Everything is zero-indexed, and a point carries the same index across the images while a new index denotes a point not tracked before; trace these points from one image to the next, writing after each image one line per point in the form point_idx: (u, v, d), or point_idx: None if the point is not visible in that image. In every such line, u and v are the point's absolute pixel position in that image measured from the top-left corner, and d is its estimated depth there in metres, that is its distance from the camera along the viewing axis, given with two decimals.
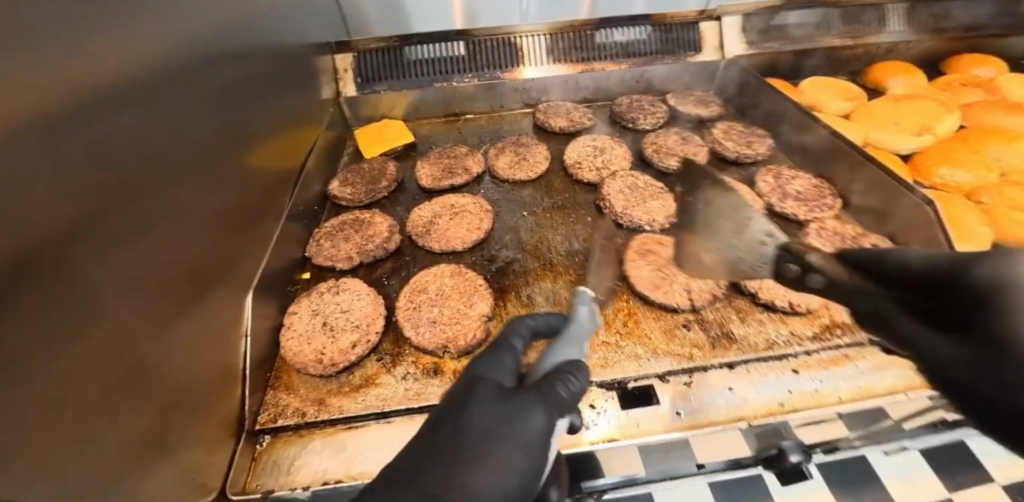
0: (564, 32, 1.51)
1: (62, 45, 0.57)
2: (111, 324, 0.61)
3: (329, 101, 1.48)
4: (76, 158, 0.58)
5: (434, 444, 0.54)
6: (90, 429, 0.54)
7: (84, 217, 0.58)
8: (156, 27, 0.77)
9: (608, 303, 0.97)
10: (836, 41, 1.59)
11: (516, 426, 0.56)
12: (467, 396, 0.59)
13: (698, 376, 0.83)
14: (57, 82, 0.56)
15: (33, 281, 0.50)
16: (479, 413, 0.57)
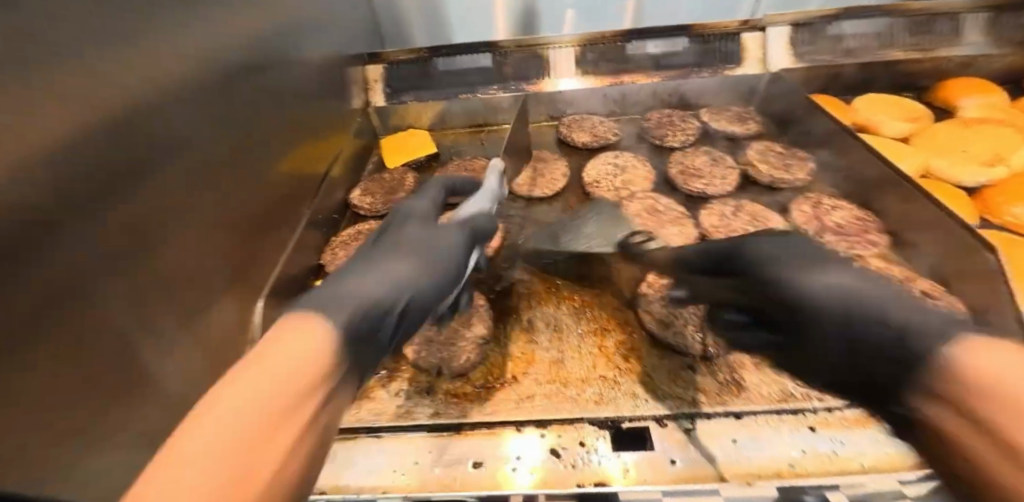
0: (593, 43, 1.46)
1: (103, 70, 0.62)
2: (123, 332, 0.65)
3: (358, 111, 1.53)
4: (111, 176, 0.63)
5: (375, 252, 0.69)
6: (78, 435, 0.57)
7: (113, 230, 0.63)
8: (191, 44, 0.82)
9: (609, 334, 0.93)
10: (900, 53, 1.43)
11: (434, 237, 0.73)
12: (386, 231, 0.75)
13: (699, 423, 0.76)
14: (98, 107, 0.61)
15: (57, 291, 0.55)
16: (401, 229, 0.74)
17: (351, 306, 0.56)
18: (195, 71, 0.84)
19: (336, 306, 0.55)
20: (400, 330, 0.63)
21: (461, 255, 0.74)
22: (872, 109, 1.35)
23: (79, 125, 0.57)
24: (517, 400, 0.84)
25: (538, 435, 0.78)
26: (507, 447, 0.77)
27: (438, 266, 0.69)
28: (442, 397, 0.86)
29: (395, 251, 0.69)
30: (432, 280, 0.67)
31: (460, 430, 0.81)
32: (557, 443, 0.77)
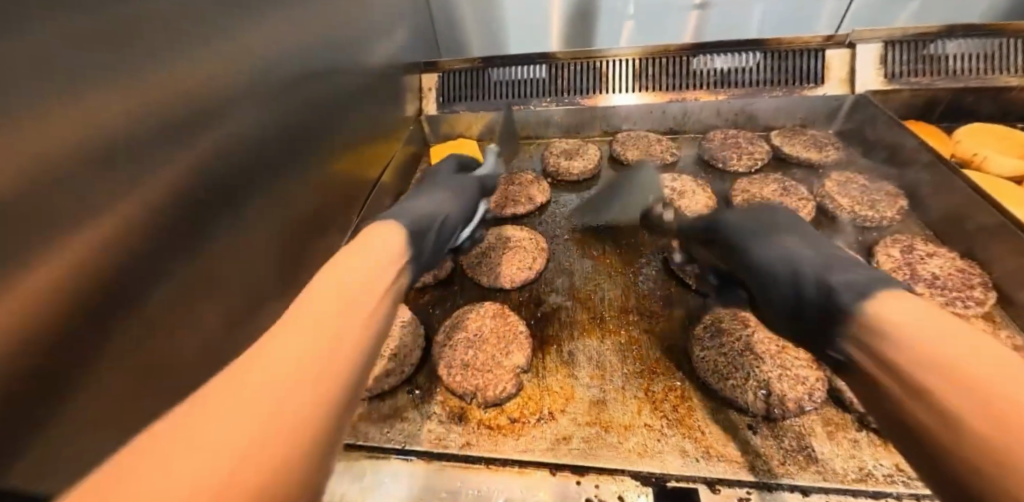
0: (655, 56, 1.39)
1: (147, 74, 0.63)
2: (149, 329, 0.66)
3: (411, 119, 1.54)
4: (145, 177, 0.64)
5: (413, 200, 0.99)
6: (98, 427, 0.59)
7: (140, 230, 0.63)
8: (247, 51, 0.84)
9: (657, 378, 0.86)
10: (1014, 79, 1.25)
11: (462, 181, 1.08)
12: (428, 179, 1.10)
13: (758, 494, 0.68)
14: (137, 108, 0.62)
15: (83, 284, 0.56)
16: (437, 179, 1.08)
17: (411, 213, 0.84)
18: (250, 77, 0.85)
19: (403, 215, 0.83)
20: (443, 238, 0.91)
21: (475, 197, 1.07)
22: (980, 141, 1.19)
23: (112, 130, 0.58)
24: (553, 441, 0.79)
25: (574, 482, 0.73)
26: (541, 491, 0.72)
27: (466, 202, 1.02)
28: (476, 426, 0.83)
29: (437, 186, 1.04)
30: (460, 207, 0.99)
31: (492, 464, 0.77)
32: (594, 494, 0.71)
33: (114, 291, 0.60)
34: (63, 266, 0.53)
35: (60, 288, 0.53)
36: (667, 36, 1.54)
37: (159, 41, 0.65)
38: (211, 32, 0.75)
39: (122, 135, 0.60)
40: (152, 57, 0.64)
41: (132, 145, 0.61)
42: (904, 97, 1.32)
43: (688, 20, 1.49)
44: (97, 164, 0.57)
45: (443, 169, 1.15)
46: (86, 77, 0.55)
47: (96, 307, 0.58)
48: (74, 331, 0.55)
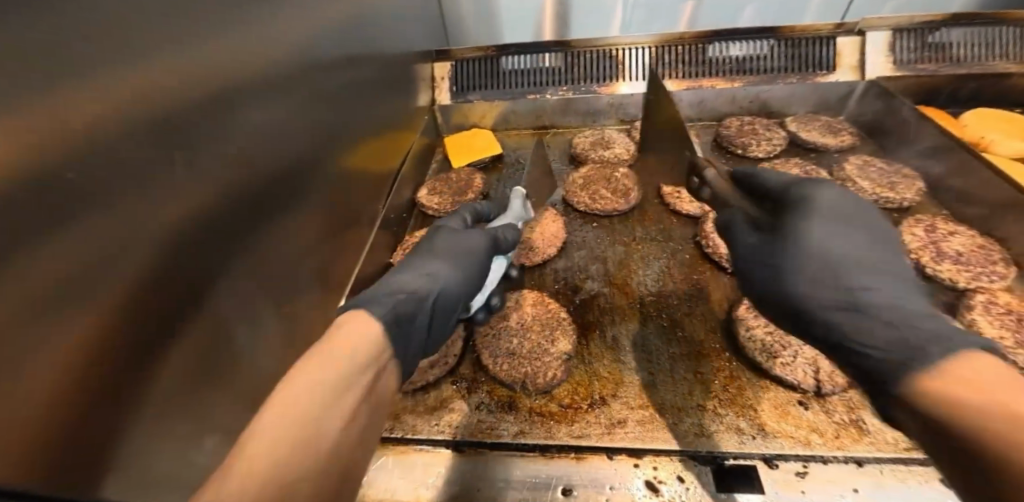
0: (672, 44, 1.39)
1: (177, 49, 0.57)
2: (205, 323, 0.62)
3: (424, 108, 1.49)
4: (189, 161, 0.59)
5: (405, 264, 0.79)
6: (161, 425, 0.56)
7: (188, 219, 0.59)
8: (273, 34, 0.79)
9: (704, 360, 0.87)
10: (1012, 66, 1.30)
11: (464, 238, 0.85)
12: (427, 238, 0.88)
13: (814, 467, 0.70)
14: (179, 87, 0.57)
15: (132, 272, 0.50)
16: (434, 241, 0.85)
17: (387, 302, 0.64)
18: (280, 62, 0.80)
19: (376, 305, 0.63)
20: (433, 328, 0.73)
21: (482, 260, 0.85)
22: (988, 125, 1.24)
23: (152, 105, 0.53)
24: (608, 425, 0.79)
25: (631, 465, 0.73)
26: (600, 474, 0.72)
27: (469, 269, 0.80)
28: (527, 415, 0.82)
29: (431, 254, 0.81)
30: (450, 275, 0.77)
31: (547, 452, 0.76)
32: (654, 476, 0.71)
33: (169, 281, 0.56)
34: (121, 254, 0.49)
35: (119, 282, 0.49)
36: (665, 25, 1.48)
37: (199, 24, 0.61)
38: (242, 14, 0.70)
39: (164, 117, 0.55)
40: (193, 33, 0.60)
41: (178, 131, 0.57)
42: (913, 82, 1.36)
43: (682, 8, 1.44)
44: (143, 139, 0.52)
45: (448, 224, 0.93)
46: (137, 60, 0.51)
47: (155, 299, 0.54)
48: (138, 324, 0.51)
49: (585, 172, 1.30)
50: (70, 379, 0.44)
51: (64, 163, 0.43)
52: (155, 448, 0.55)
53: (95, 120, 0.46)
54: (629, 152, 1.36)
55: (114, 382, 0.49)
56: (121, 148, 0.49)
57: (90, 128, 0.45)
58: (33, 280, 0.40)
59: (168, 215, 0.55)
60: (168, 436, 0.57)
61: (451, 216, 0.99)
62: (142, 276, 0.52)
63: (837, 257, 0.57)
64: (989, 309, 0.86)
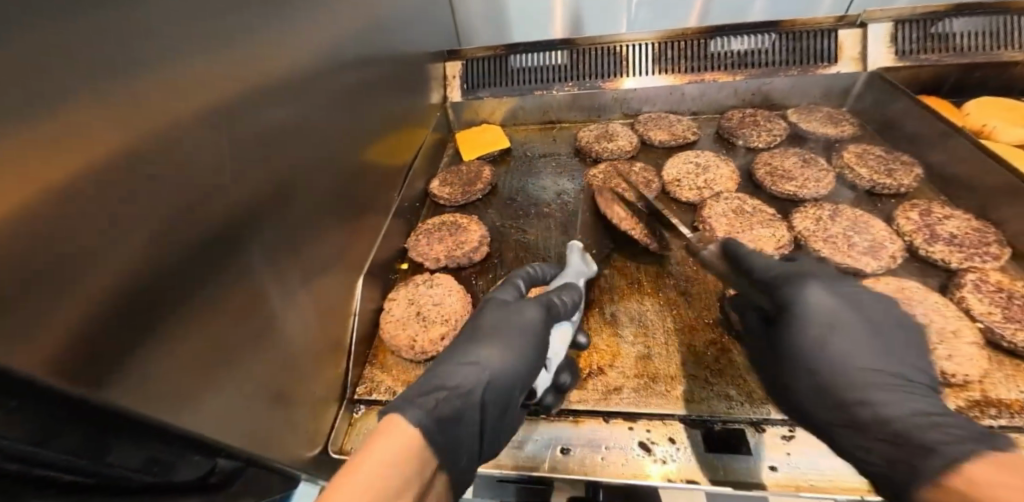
0: (674, 40, 1.43)
1: (205, 49, 0.65)
2: (241, 289, 0.70)
3: (437, 105, 1.58)
4: (218, 145, 0.66)
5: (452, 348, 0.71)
6: (217, 373, 0.64)
7: (222, 196, 0.67)
8: (293, 36, 0.87)
9: (697, 334, 0.92)
10: (1016, 55, 1.31)
11: (518, 315, 0.75)
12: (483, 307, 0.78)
13: (800, 431, 0.74)
14: (208, 83, 0.65)
15: (179, 238, 0.58)
16: (489, 318, 0.74)
17: (435, 397, 0.60)
18: (297, 63, 0.88)
19: (418, 403, 0.59)
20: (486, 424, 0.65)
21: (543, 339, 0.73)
22: (989, 112, 1.25)
23: (187, 98, 0.61)
24: (604, 392, 0.84)
25: (625, 428, 0.79)
26: (597, 436, 0.78)
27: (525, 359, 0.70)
28: None
29: (483, 335, 0.72)
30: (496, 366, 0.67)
31: (548, 415, 0.83)
32: (647, 437, 0.77)
33: (205, 248, 0.63)
34: (169, 221, 0.57)
35: (169, 244, 0.57)
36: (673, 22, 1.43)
37: (224, 29, 0.69)
38: (261, 21, 0.78)
39: (198, 106, 0.63)
40: (219, 36, 0.68)
41: (210, 121, 0.65)
42: (916, 72, 1.37)
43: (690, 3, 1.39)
44: (182, 125, 0.60)
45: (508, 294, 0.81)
46: (162, 61, 0.57)
47: (199, 262, 0.62)
48: (185, 284, 0.59)
49: (605, 167, 1.34)
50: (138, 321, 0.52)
51: (108, 150, 0.49)
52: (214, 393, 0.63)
53: (126, 113, 0.51)
54: (632, 144, 1.41)
55: (170, 331, 0.56)
56: (162, 131, 0.56)
57: (138, 113, 0.53)
58: (112, 237, 0.49)
59: (200, 199, 0.62)
60: (222, 383, 0.65)
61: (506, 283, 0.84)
62: (183, 247, 0.59)
63: (883, 360, 0.60)
64: (979, 287, 0.88)
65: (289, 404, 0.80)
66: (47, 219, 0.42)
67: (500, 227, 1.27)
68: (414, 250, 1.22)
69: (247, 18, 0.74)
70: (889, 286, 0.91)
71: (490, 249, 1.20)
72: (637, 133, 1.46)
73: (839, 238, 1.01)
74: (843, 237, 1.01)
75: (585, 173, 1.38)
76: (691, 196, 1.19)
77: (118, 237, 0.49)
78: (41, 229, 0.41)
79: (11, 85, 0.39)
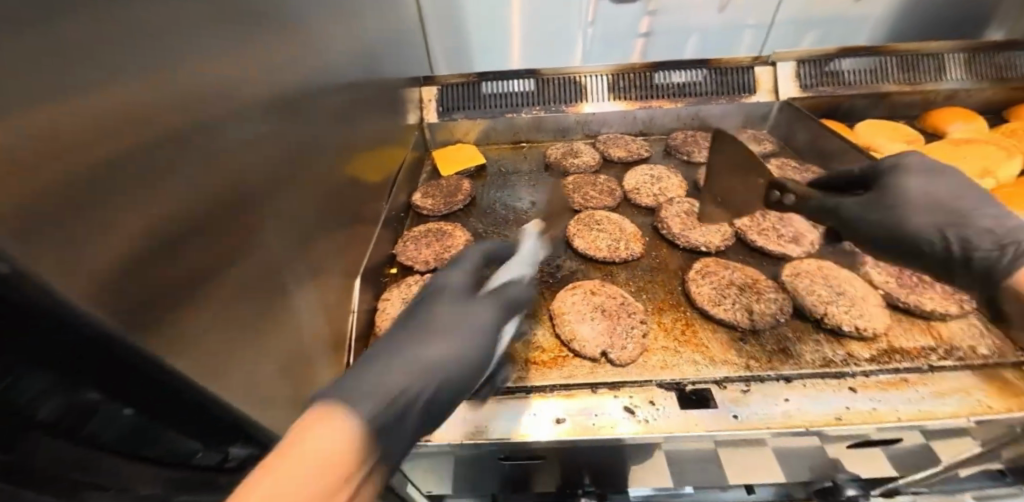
0: (625, 72, 1.66)
1: (230, 53, 0.69)
2: (260, 279, 0.73)
3: (414, 126, 1.67)
4: (244, 142, 0.71)
5: (391, 337, 0.71)
6: (243, 356, 0.66)
7: (245, 189, 0.70)
8: (292, 52, 0.93)
9: (666, 313, 1.06)
10: (893, 87, 1.66)
11: (467, 314, 0.76)
12: (428, 305, 0.77)
13: (754, 385, 0.88)
14: (235, 81, 0.70)
15: (215, 224, 0.62)
16: (434, 312, 0.75)
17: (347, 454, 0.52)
18: (296, 77, 0.94)
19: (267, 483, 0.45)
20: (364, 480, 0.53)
21: (493, 334, 0.76)
22: (874, 132, 1.56)
23: (223, 94, 0.65)
24: (592, 365, 0.96)
25: (611, 396, 0.89)
26: (588, 406, 0.88)
27: (472, 352, 0.72)
28: (524, 365, 0.97)
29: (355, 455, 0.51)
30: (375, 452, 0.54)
31: (543, 391, 0.91)
32: (630, 402, 0.87)
33: (230, 235, 0.66)
34: (208, 204, 0.60)
35: (207, 225, 0.60)
36: (619, 55, 1.67)
37: (246, 38, 0.75)
38: (269, 38, 0.84)
39: (229, 101, 0.67)
40: (242, 44, 0.73)
41: (237, 119, 0.70)
42: (819, 101, 1.67)
43: (634, 45, 1.64)
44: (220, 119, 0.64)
45: (455, 284, 0.81)
46: (205, 57, 0.62)
47: (227, 247, 0.65)
48: (218, 266, 0.62)
49: (574, 179, 1.51)
50: (187, 296, 0.55)
51: (167, 133, 0.53)
52: (242, 374, 0.65)
53: (183, 103, 0.56)
54: (595, 159, 1.58)
55: (209, 310, 0.59)
56: (205, 121, 0.61)
57: (190, 103, 0.57)
58: (171, 212, 0.52)
59: (235, 189, 0.67)
60: (245, 364, 0.66)
61: (456, 268, 0.85)
62: (217, 228, 0.62)
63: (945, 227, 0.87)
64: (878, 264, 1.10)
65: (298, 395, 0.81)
66: (121, 189, 0.45)
67: (483, 229, 1.38)
68: (404, 256, 1.29)
69: (265, 35, 0.82)
70: (812, 265, 1.11)
71: None
72: (599, 150, 1.65)
73: (771, 230, 1.22)
74: (773, 230, 1.22)
75: (555, 184, 1.53)
76: (649, 201, 1.37)
77: (174, 214, 0.53)
78: (124, 200, 0.45)
79: (101, 69, 0.44)
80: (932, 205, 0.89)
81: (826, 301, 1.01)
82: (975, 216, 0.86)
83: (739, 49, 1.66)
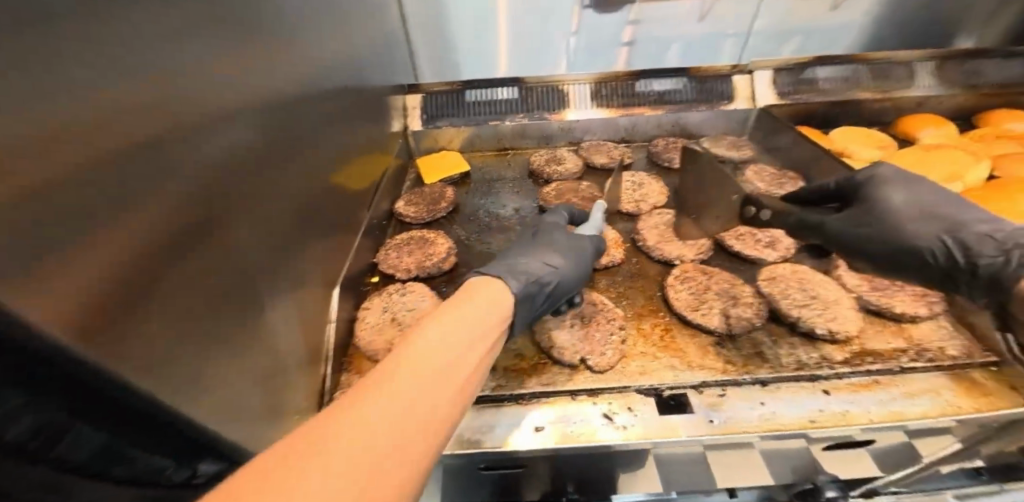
0: (607, 81, 1.68)
1: (215, 62, 0.68)
2: (234, 290, 0.72)
3: (398, 134, 1.67)
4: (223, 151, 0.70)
5: (525, 249, 1.10)
6: (215, 370, 0.65)
7: (221, 199, 0.69)
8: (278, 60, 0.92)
9: (645, 319, 1.07)
10: (866, 94, 1.70)
11: (574, 241, 1.14)
12: (549, 234, 1.16)
13: (730, 389, 0.89)
14: (218, 89, 0.69)
15: (188, 235, 0.60)
16: (554, 237, 1.12)
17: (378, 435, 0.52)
18: (282, 85, 0.93)
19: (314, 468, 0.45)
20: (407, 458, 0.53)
21: (590, 262, 1.13)
22: (848, 138, 1.60)
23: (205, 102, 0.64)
24: (570, 372, 0.96)
25: (590, 402, 0.90)
26: (567, 412, 0.88)
27: (578, 268, 1.08)
28: (503, 373, 0.97)
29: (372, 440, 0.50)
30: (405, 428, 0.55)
31: (522, 399, 0.92)
32: (608, 409, 0.88)
33: (205, 246, 0.65)
34: (182, 216, 0.59)
35: (178, 238, 0.58)
36: (605, 64, 1.72)
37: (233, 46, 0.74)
38: (256, 45, 0.83)
39: (211, 111, 0.66)
40: (228, 52, 0.72)
41: (220, 127, 0.69)
42: (796, 108, 1.71)
43: (618, 53, 1.70)
44: (199, 129, 0.63)
45: (558, 226, 1.20)
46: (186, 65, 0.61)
47: (201, 258, 0.64)
48: (191, 278, 0.61)
49: (557, 185, 1.52)
50: (156, 310, 0.53)
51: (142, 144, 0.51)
52: (212, 388, 0.64)
53: (159, 113, 0.55)
54: (578, 166, 1.60)
55: (179, 323, 0.58)
56: (185, 131, 0.60)
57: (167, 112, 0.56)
58: (140, 226, 0.51)
59: (211, 200, 0.66)
60: (217, 379, 0.65)
61: (558, 215, 1.26)
62: (190, 240, 0.61)
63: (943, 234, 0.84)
64: (852, 267, 1.13)
65: (272, 408, 0.80)
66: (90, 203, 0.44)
67: (466, 236, 1.39)
68: (386, 265, 1.28)
69: (253, 44, 0.82)
70: (787, 270, 1.13)
71: (457, 260, 1.30)
72: (583, 156, 1.66)
73: (749, 236, 1.24)
74: (750, 236, 1.23)
75: (539, 191, 1.54)
76: (630, 207, 1.39)
77: (144, 227, 0.52)
78: (92, 214, 0.44)
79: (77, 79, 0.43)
80: (928, 215, 0.87)
81: (800, 305, 1.03)
82: (971, 222, 0.83)
83: (720, 57, 1.72)
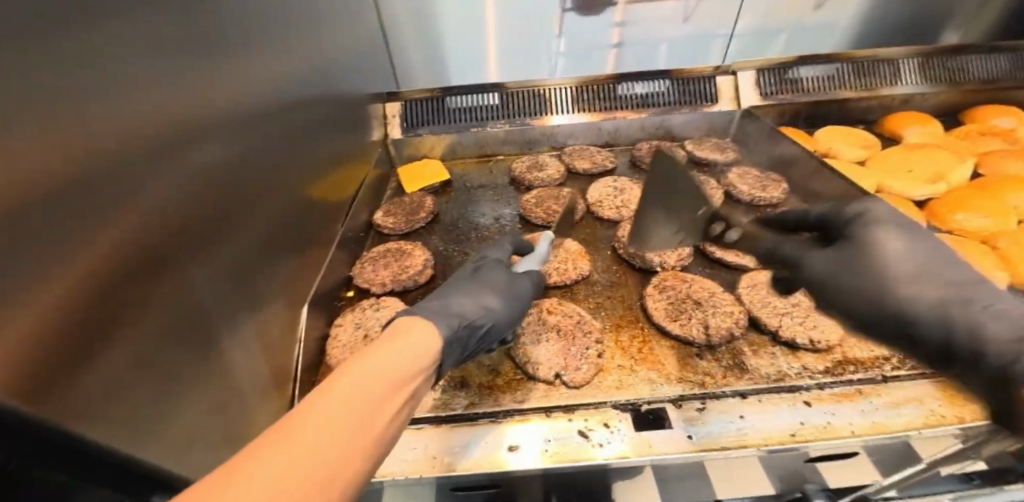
0: (589, 85, 1.66)
1: (174, 78, 0.66)
2: (201, 314, 0.69)
3: (377, 143, 1.65)
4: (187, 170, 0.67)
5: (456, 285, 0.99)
6: (171, 401, 0.62)
7: (184, 221, 0.67)
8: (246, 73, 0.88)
9: (623, 330, 1.05)
10: (851, 93, 1.68)
11: (512, 277, 1.04)
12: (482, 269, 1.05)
13: (710, 403, 0.86)
14: (180, 106, 0.66)
15: (147, 261, 0.58)
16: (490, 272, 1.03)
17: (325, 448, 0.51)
18: (251, 98, 0.90)
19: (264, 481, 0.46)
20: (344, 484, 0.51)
21: (529, 299, 1.04)
22: (833, 138, 1.58)
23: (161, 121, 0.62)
24: (546, 388, 0.94)
25: (564, 419, 0.87)
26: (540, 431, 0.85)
27: (516, 306, 0.98)
28: (477, 390, 0.95)
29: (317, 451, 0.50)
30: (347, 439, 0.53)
31: (495, 417, 0.89)
32: (584, 426, 0.85)
33: (168, 271, 0.62)
34: (142, 241, 0.57)
35: (137, 264, 0.56)
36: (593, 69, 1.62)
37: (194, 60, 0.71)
38: (220, 57, 0.80)
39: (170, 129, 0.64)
40: (189, 67, 0.70)
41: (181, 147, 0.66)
42: (780, 109, 1.69)
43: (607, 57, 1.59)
44: (157, 149, 0.61)
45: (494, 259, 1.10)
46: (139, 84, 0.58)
47: (165, 283, 0.61)
48: (150, 304, 0.59)
49: (538, 193, 1.50)
50: (105, 342, 0.51)
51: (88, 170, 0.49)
52: (167, 421, 0.61)
53: (109, 135, 0.52)
54: (560, 172, 1.58)
55: (131, 355, 0.55)
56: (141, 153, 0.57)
57: (118, 135, 0.54)
58: (89, 255, 0.49)
59: (171, 222, 0.64)
60: (174, 410, 0.63)
61: (495, 249, 1.16)
62: (150, 265, 0.59)
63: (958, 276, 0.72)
64: None
65: (233, 436, 0.77)
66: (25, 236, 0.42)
67: (444, 248, 1.36)
68: (362, 278, 1.26)
69: (217, 57, 0.78)
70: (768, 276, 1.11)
71: (434, 271, 1.28)
72: (565, 162, 1.64)
73: None
74: None
75: (519, 199, 1.52)
76: (611, 214, 1.37)
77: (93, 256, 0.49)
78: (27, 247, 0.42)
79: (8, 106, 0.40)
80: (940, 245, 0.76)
81: (780, 313, 1.01)
82: None
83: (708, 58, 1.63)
